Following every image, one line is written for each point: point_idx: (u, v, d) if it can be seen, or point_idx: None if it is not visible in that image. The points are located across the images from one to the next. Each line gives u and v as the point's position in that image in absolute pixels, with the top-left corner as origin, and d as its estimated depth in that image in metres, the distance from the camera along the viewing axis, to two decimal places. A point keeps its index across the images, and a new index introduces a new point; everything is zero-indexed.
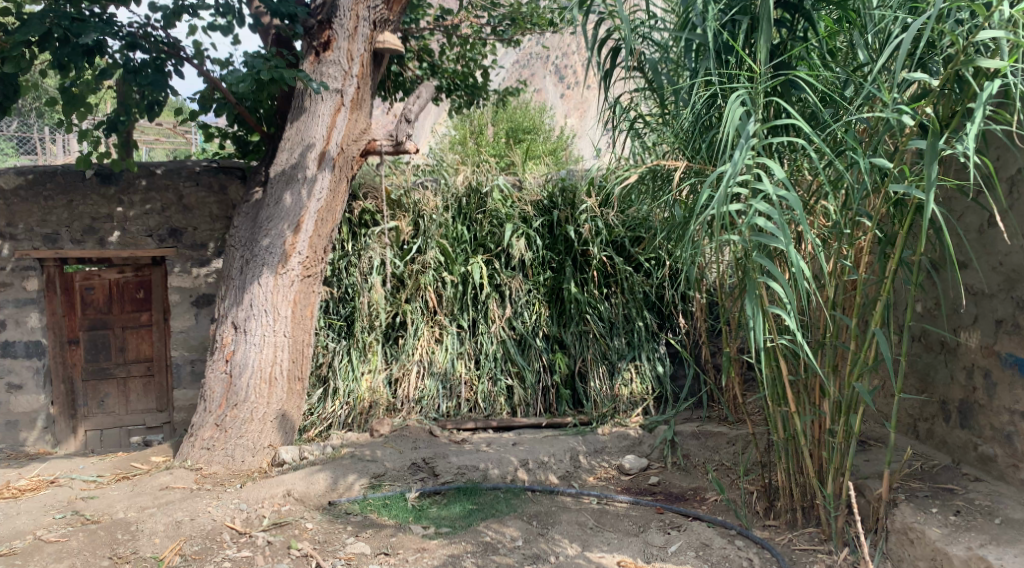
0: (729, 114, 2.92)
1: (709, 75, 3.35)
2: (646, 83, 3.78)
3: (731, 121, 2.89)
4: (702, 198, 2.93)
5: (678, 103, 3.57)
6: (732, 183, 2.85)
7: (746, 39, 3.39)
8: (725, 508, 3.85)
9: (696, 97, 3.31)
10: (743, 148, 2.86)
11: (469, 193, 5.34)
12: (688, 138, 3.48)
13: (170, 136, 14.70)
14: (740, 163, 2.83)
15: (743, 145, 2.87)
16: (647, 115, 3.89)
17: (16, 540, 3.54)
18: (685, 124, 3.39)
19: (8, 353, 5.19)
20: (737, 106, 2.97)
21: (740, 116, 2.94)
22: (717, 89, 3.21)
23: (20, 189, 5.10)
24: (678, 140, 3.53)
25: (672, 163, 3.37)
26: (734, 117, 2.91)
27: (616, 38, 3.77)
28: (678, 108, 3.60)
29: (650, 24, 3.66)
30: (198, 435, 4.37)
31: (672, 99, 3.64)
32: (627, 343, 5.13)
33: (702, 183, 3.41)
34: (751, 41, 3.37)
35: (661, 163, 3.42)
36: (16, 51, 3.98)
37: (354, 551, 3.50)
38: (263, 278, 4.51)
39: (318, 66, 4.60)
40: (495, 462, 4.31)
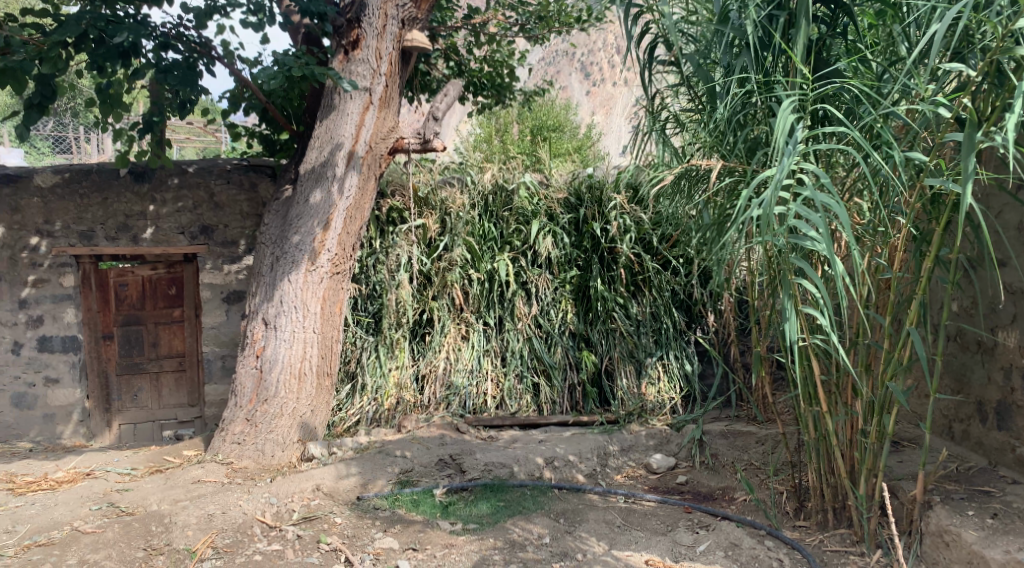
0: (780, 120, 2.90)
1: (745, 74, 3.34)
2: (683, 78, 3.78)
3: (781, 128, 2.87)
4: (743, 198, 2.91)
5: (714, 100, 3.56)
6: (778, 187, 2.84)
7: (784, 34, 3.37)
8: (754, 508, 3.82)
9: (733, 95, 3.30)
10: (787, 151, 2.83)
11: (496, 190, 5.36)
12: (722, 136, 3.47)
13: (201, 135, 14.91)
14: (787, 167, 2.82)
15: (789, 150, 2.85)
16: (681, 113, 3.88)
17: (54, 530, 3.61)
18: (721, 122, 3.38)
19: (45, 348, 5.31)
20: (788, 111, 2.95)
21: (790, 123, 2.93)
22: (754, 87, 3.19)
23: (57, 187, 5.21)
24: (711, 138, 3.52)
25: (706, 161, 3.35)
26: (785, 123, 2.89)
27: (652, 34, 3.76)
28: (712, 106, 3.60)
29: (686, 19, 3.68)
30: (229, 429, 4.43)
31: (708, 95, 3.63)
32: (655, 341, 5.13)
33: (737, 182, 3.39)
34: (787, 38, 3.36)
35: (695, 162, 3.40)
36: (53, 52, 4.01)
37: (383, 546, 3.54)
38: (294, 274, 4.56)
39: (347, 65, 4.63)
40: (522, 459, 4.33)
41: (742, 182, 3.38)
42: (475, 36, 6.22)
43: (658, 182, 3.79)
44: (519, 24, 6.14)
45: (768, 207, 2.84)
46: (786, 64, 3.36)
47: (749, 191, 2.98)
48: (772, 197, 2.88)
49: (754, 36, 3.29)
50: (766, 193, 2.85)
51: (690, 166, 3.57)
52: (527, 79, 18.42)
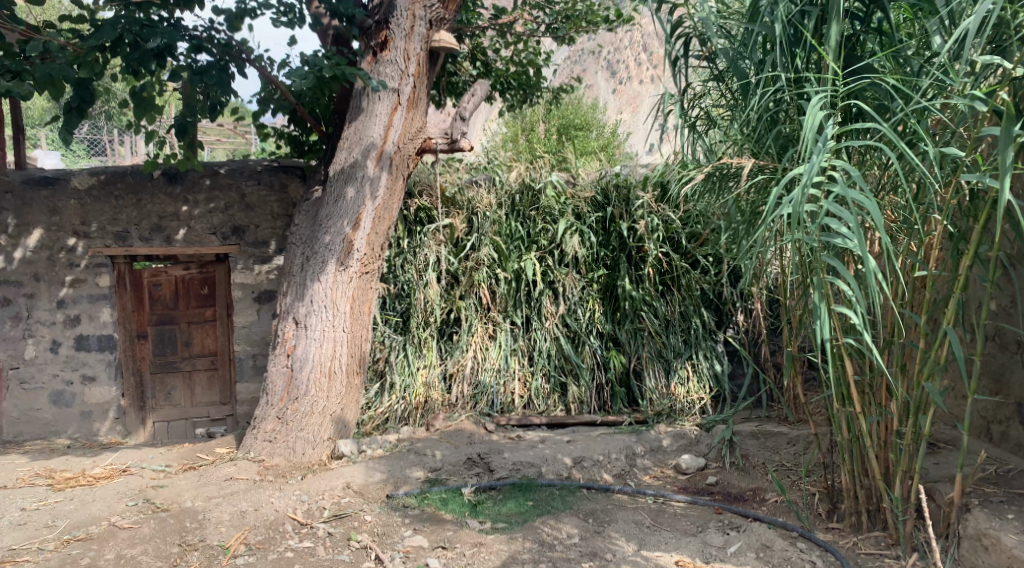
0: (810, 117, 2.88)
1: (776, 71, 3.32)
2: (713, 75, 3.77)
3: (812, 126, 2.85)
4: (774, 197, 2.89)
5: (744, 98, 3.54)
6: (808, 185, 2.82)
7: (815, 31, 3.34)
8: (786, 509, 3.80)
9: (763, 92, 3.28)
10: (818, 149, 2.82)
11: (523, 189, 5.36)
12: (752, 134, 3.45)
13: (231, 136, 15.10)
14: (818, 165, 2.80)
15: (819, 147, 2.83)
16: (711, 112, 3.87)
17: (92, 525, 3.68)
18: (751, 120, 3.36)
19: (82, 347, 5.41)
20: (818, 108, 2.93)
21: (821, 119, 2.91)
22: (784, 86, 3.17)
23: (93, 189, 5.30)
24: (741, 136, 3.50)
25: (737, 160, 3.33)
26: (815, 120, 2.87)
27: (678, 33, 3.76)
28: (743, 104, 3.58)
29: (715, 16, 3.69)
30: (260, 427, 4.48)
31: (739, 92, 3.61)
32: (684, 341, 5.11)
33: (767, 181, 3.37)
34: (818, 34, 3.33)
35: (725, 161, 3.39)
36: (90, 56, 4.06)
37: (412, 544, 3.56)
38: (324, 274, 4.60)
39: (376, 66, 4.68)
40: (549, 458, 4.34)
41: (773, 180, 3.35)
42: (502, 36, 6.24)
43: (688, 182, 3.77)
44: (545, 23, 6.15)
45: (799, 204, 2.82)
46: (818, 61, 3.34)
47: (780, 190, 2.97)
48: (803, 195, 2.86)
49: (785, 32, 3.27)
50: (797, 191, 2.83)
51: (720, 165, 3.56)
52: (552, 77, 18.41)
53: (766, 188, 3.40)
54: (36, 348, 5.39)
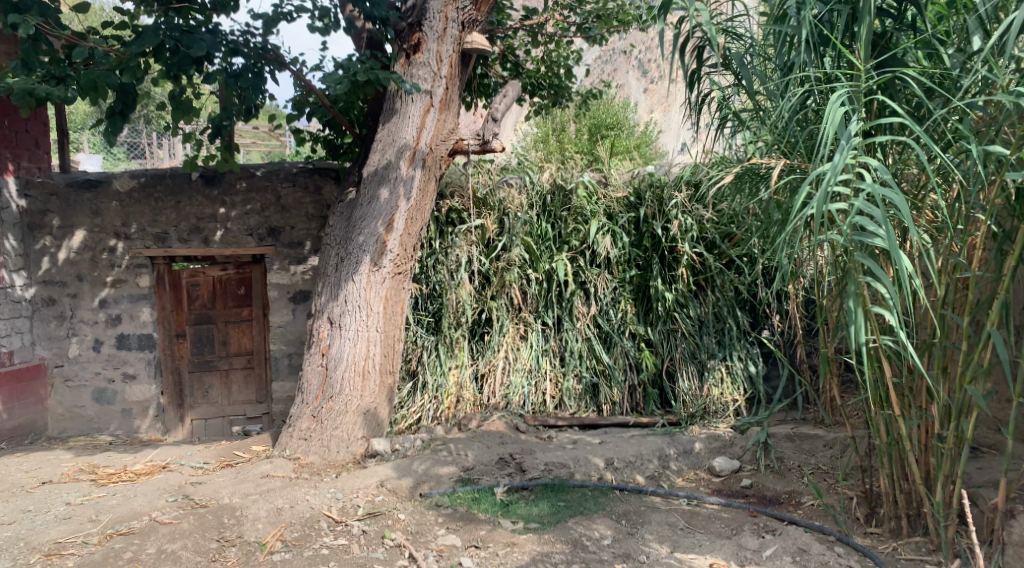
0: (831, 114, 2.86)
1: (806, 71, 3.30)
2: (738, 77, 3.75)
3: (834, 124, 2.83)
4: (801, 197, 2.88)
5: (773, 99, 3.53)
6: (833, 184, 2.80)
7: (846, 30, 3.32)
8: (823, 513, 3.77)
9: (793, 92, 3.25)
10: (843, 149, 2.81)
11: (554, 190, 5.37)
12: (783, 134, 3.43)
13: (266, 138, 15.31)
14: (842, 164, 2.79)
15: (844, 146, 2.82)
16: (738, 113, 3.85)
17: (134, 520, 3.76)
18: (781, 120, 3.34)
19: (123, 346, 5.51)
20: (840, 105, 2.91)
21: (842, 115, 2.89)
22: (814, 86, 3.15)
23: (133, 191, 5.40)
24: (772, 136, 3.48)
25: (768, 161, 3.32)
26: (837, 117, 2.86)
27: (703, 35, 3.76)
28: (772, 105, 3.56)
29: (729, 21, 3.69)
30: (296, 426, 4.54)
31: (767, 93, 3.59)
32: (718, 342, 5.08)
33: (799, 180, 3.35)
34: (851, 31, 3.30)
35: (756, 162, 3.38)
36: (133, 62, 4.13)
37: (446, 543, 3.59)
38: (357, 274, 4.65)
39: (409, 69, 4.72)
40: (581, 460, 4.34)
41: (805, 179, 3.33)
42: (533, 37, 6.27)
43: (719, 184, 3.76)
44: (577, 24, 6.18)
45: (824, 204, 2.81)
46: (852, 58, 3.30)
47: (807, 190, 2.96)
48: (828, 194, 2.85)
49: (815, 31, 3.24)
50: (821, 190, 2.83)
51: (752, 166, 3.54)
52: (583, 76, 18.38)
53: (798, 187, 3.38)
54: (80, 346, 5.51)
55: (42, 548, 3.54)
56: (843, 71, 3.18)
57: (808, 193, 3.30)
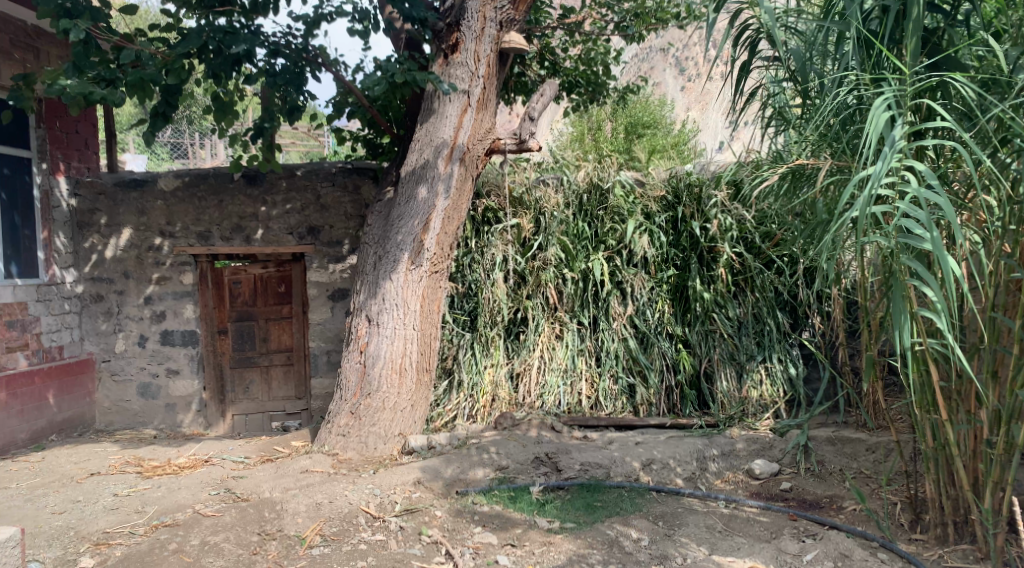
0: (875, 119, 2.82)
1: (855, 69, 3.25)
2: (787, 74, 3.70)
3: (878, 127, 2.79)
4: (845, 201, 2.85)
5: (821, 97, 3.48)
6: (877, 188, 2.76)
7: (897, 27, 3.26)
8: (865, 518, 3.72)
9: (841, 90, 3.21)
10: (887, 154, 2.76)
11: (590, 189, 5.37)
12: (828, 134, 3.37)
13: (305, 139, 15.47)
14: (886, 168, 2.74)
15: (887, 152, 2.78)
16: (785, 110, 3.78)
17: (178, 512, 3.83)
18: (827, 118, 3.28)
19: (167, 342, 5.61)
20: (884, 110, 2.86)
21: (887, 120, 2.84)
22: (862, 86, 3.11)
23: (178, 191, 5.52)
24: (817, 135, 3.42)
25: (813, 161, 3.28)
26: (880, 120, 2.81)
27: (755, 28, 3.71)
28: (819, 102, 3.51)
29: (783, 15, 3.64)
30: (334, 422, 4.59)
31: (815, 90, 3.54)
32: (757, 343, 5.02)
33: (844, 181, 3.30)
34: (899, 28, 3.25)
35: (801, 161, 3.33)
36: (178, 64, 4.22)
37: (482, 540, 3.62)
38: (394, 272, 4.68)
39: (447, 69, 4.74)
40: (618, 460, 4.30)
41: (850, 180, 3.28)
42: (571, 35, 6.24)
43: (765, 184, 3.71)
44: (615, 22, 6.15)
45: (867, 207, 2.76)
46: (898, 57, 3.25)
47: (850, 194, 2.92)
48: (872, 197, 2.81)
49: (862, 29, 3.19)
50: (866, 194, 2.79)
51: (797, 166, 3.48)
52: (620, 74, 18.28)
53: (843, 188, 3.33)
54: (126, 342, 5.63)
55: (92, 537, 3.63)
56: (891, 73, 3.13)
57: (851, 195, 3.25)
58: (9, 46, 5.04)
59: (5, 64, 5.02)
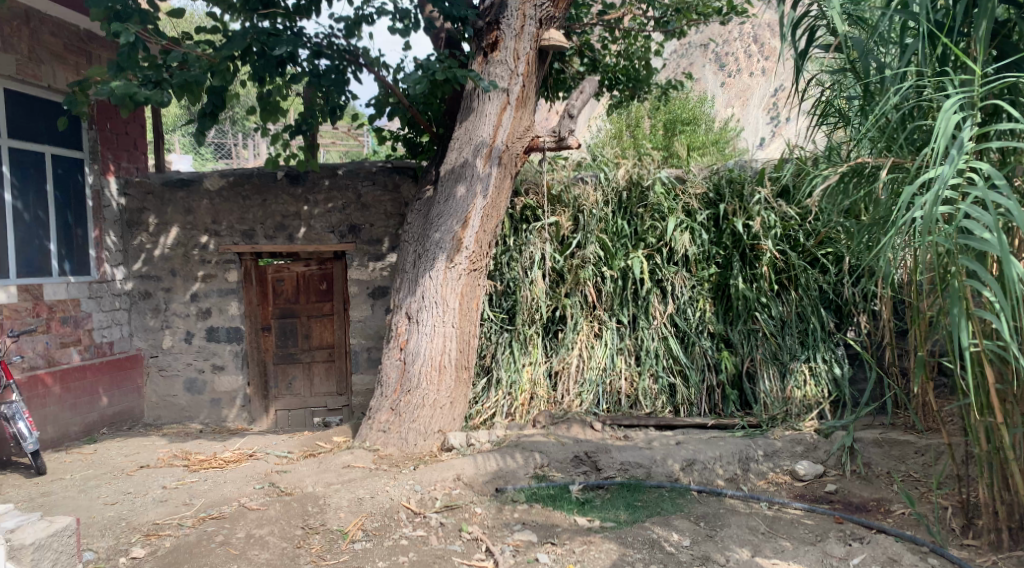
0: (945, 120, 2.79)
1: (920, 63, 3.19)
2: (846, 63, 3.62)
3: (947, 131, 2.78)
4: (908, 201, 2.83)
5: (883, 90, 3.41)
6: (944, 190, 2.75)
7: (965, 20, 3.19)
8: (914, 523, 3.65)
9: (905, 85, 3.15)
10: (955, 157, 2.74)
11: (630, 186, 5.34)
12: (886, 130, 3.30)
13: (344, 138, 15.63)
14: (953, 171, 2.72)
15: (955, 155, 2.76)
16: (843, 106, 3.73)
17: (224, 505, 3.90)
18: (887, 114, 3.23)
19: (213, 338, 5.71)
20: (953, 111, 2.83)
21: (956, 123, 2.81)
22: (928, 83, 3.06)
23: (223, 190, 5.62)
24: (875, 131, 3.36)
25: (871, 158, 3.23)
26: (950, 124, 2.79)
27: (815, 16, 3.63)
28: (879, 95, 3.44)
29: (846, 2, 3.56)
30: (375, 418, 4.63)
31: (876, 83, 3.47)
32: (801, 342, 4.94)
33: (904, 178, 3.24)
34: (967, 20, 3.18)
35: (860, 157, 3.27)
36: (223, 66, 4.29)
37: (522, 538, 3.64)
38: (434, 270, 4.71)
39: (487, 67, 4.75)
40: (659, 460, 4.26)
41: (911, 177, 3.23)
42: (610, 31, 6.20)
43: (819, 181, 3.64)
44: (655, 18, 6.11)
45: (932, 208, 2.76)
46: (966, 51, 3.19)
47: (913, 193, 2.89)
48: (938, 199, 2.79)
49: (930, 21, 3.13)
50: (931, 195, 2.77)
51: (854, 164, 3.41)
52: (660, 69, 18.10)
53: (902, 186, 3.27)
54: (173, 338, 5.73)
55: (142, 528, 3.70)
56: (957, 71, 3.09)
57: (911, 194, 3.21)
58: (64, 50, 5.18)
59: (60, 68, 5.15)
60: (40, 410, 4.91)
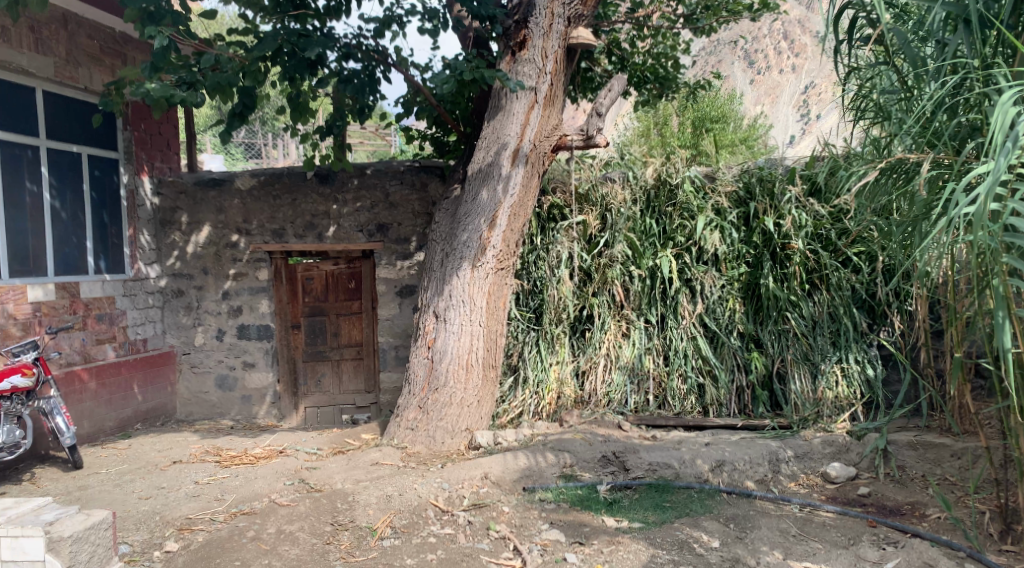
0: (1002, 114, 2.75)
1: (965, 57, 3.15)
2: (885, 55, 3.57)
3: (1003, 126, 2.74)
4: (959, 197, 2.80)
5: (924, 84, 3.36)
6: (998, 186, 2.72)
7: (1012, 13, 3.15)
8: (950, 527, 3.61)
9: (950, 79, 3.11)
10: (1010, 151, 2.70)
11: (658, 185, 5.30)
12: (929, 125, 3.26)
13: (372, 138, 15.71)
14: (1007, 166, 2.69)
15: (1008, 149, 2.72)
16: (881, 100, 3.65)
17: (255, 501, 3.94)
18: (929, 109, 3.18)
19: (244, 336, 5.77)
20: (1009, 105, 2.79)
21: (1011, 118, 2.78)
22: (978, 77, 3.02)
23: (254, 189, 5.68)
24: (917, 127, 3.31)
25: (913, 154, 3.19)
26: (1006, 118, 2.75)
27: (853, 10, 3.59)
28: (921, 88, 3.40)
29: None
30: (404, 416, 4.65)
31: (916, 77, 3.42)
32: (832, 343, 4.87)
33: (949, 175, 3.19)
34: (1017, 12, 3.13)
35: (901, 154, 3.23)
36: (254, 67, 4.33)
37: (550, 537, 3.63)
38: (462, 270, 4.71)
39: (514, 66, 4.75)
40: (687, 461, 4.22)
41: (957, 174, 3.19)
42: (639, 29, 6.17)
43: (855, 177, 3.59)
44: (685, 16, 6.08)
45: (986, 202, 2.73)
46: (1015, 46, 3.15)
47: (964, 189, 2.86)
48: (991, 196, 2.76)
49: (977, 14, 3.09)
50: (984, 190, 2.74)
51: (893, 160, 3.36)
52: (688, 67, 18.02)
53: (946, 183, 3.23)
54: (205, 335, 5.80)
55: (175, 522, 3.75)
56: (1006, 66, 3.05)
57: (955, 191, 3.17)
58: (100, 52, 5.25)
59: (96, 70, 5.23)
60: (77, 405, 4.98)
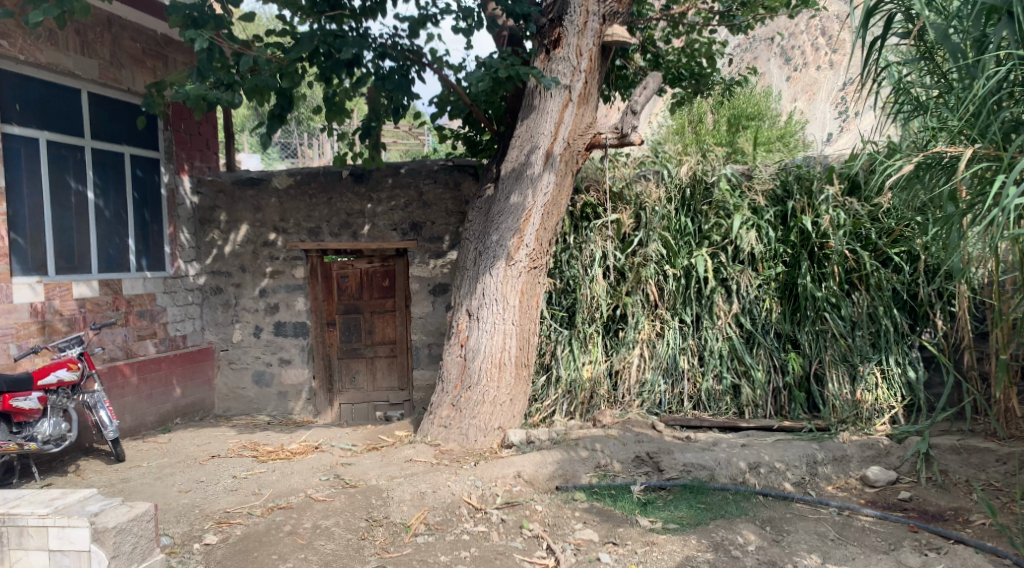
0: None
1: (1009, 48, 3.08)
2: (924, 50, 3.51)
3: None
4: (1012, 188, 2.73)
5: (967, 78, 3.30)
6: None
7: None
8: (995, 534, 3.56)
9: (994, 71, 3.05)
10: None
11: (693, 183, 5.26)
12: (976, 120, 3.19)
13: (405, 137, 15.77)
14: None
15: None
16: (923, 95, 3.58)
17: (292, 496, 3.98)
18: (974, 102, 3.12)
19: (280, 333, 5.83)
20: None
21: None
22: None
23: (291, 188, 5.73)
24: (961, 122, 3.24)
25: (956, 149, 3.12)
26: None
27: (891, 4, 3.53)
28: (963, 82, 3.33)
29: None
30: (437, 413, 4.67)
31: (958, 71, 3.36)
32: (872, 343, 4.78)
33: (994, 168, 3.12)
34: None
35: (943, 149, 3.17)
36: (291, 67, 4.37)
37: (583, 537, 3.62)
38: (495, 268, 4.71)
39: (549, 64, 4.74)
40: (723, 461, 4.17)
41: (1003, 168, 3.12)
42: (674, 26, 6.12)
43: (896, 172, 3.52)
44: (720, 12, 6.01)
45: None
46: None
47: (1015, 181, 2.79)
48: None
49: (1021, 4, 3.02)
50: None
51: (934, 154, 3.30)
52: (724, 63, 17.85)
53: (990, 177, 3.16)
54: (242, 332, 5.87)
55: (215, 516, 3.80)
56: None
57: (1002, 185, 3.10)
58: (142, 54, 5.33)
59: (138, 71, 5.31)
60: (119, 399, 5.08)
